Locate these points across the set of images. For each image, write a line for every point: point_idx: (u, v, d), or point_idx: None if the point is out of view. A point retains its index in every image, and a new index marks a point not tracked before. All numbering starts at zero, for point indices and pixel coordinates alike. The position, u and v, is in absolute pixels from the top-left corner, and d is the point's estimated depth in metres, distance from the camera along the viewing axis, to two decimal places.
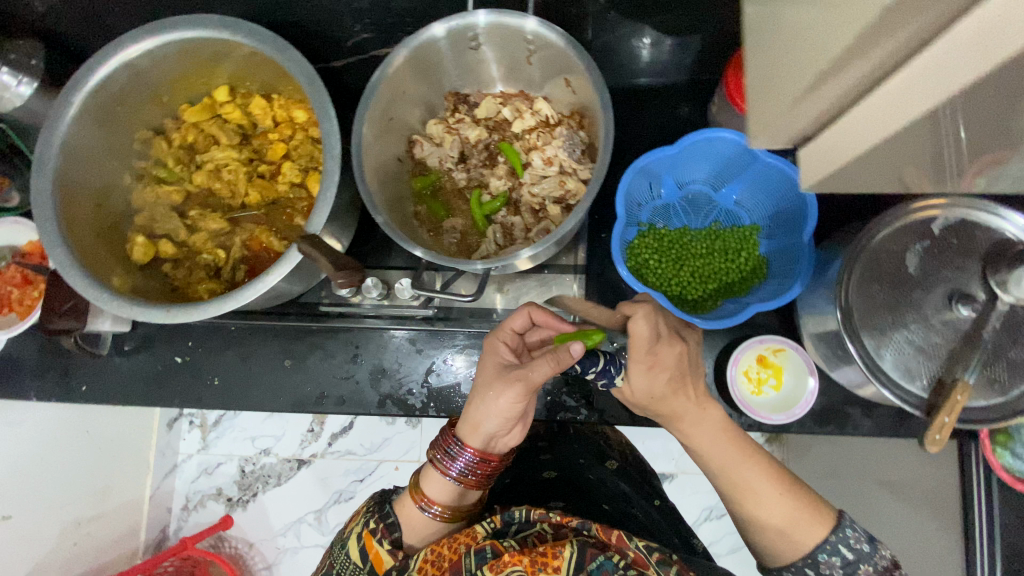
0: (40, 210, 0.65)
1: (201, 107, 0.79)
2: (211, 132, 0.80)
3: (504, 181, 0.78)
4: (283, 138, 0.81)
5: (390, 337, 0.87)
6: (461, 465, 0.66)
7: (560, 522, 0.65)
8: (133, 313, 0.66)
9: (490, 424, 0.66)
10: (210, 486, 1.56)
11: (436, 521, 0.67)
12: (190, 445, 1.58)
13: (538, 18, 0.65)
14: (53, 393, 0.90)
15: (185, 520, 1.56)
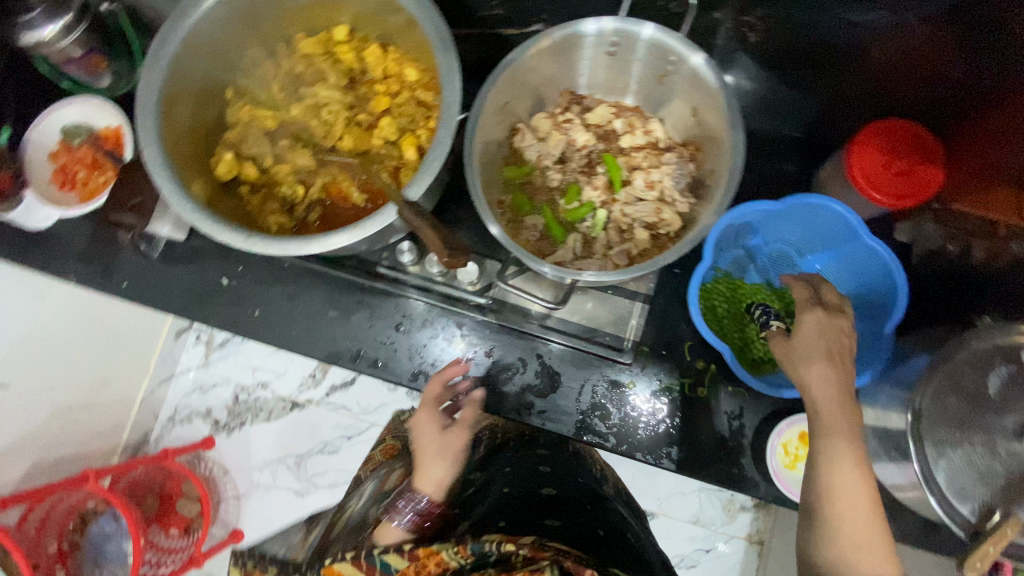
0: (144, 101, 0.64)
1: (320, 40, 0.77)
2: (321, 67, 0.78)
3: (598, 193, 0.75)
4: (390, 91, 0.79)
5: (438, 316, 0.85)
6: (418, 507, 0.69)
7: (533, 554, 0.65)
8: (209, 227, 0.64)
9: (434, 472, 0.71)
10: (201, 405, 1.53)
11: (411, 531, 0.69)
12: (192, 359, 1.54)
13: (689, 42, 0.63)
14: (94, 281, 0.89)
15: (168, 431, 1.52)
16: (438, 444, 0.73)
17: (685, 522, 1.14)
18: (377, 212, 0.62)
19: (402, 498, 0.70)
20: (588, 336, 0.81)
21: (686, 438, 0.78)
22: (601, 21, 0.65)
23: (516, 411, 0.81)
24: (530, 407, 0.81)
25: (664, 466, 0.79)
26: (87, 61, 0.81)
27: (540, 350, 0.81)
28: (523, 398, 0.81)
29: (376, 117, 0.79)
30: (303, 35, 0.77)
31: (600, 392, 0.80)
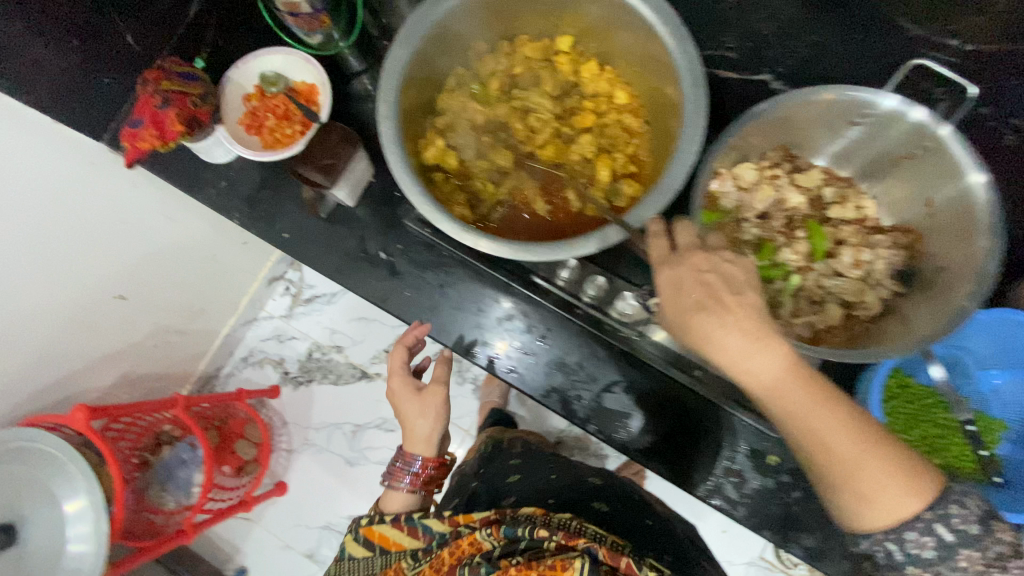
0: (389, 79, 0.66)
1: (542, 47, 0.78)
2: (538, 73, 0.78)
3: (798, 258, 0.72)
4: (599, 110, 0.78)
5: (584, 338, 0.83)
6: (415, 467, 0.80)
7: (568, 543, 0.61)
8: (431, 215, 0.66)
9: (422, 427, 0.80)
10: (275, 352, 1.62)
11: (411, 493, 0.80)
12: (276, 308, 1.63)
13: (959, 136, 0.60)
14: (256, 226, 0.92)
15: (239, 369, 1.63)
16: (413, 418, 0.80)
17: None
18: (599, 232, 0.62)
19: (399, 461, 0.81)
20: (736, 399, 0.77)
21: (810, 524, 0.77)
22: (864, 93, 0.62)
23: (643, 453, 0.79)
24: (658, 452, 0.79)
25: (760, 533, 0.79)
26: (315, 19, 0.80)
27: (683, 399, 0.79)
28: (654, 442, 0.79)
29: (578, 132, 0.79)
30: (527, 38, 0.77)
31: (735, 457, 0.78)
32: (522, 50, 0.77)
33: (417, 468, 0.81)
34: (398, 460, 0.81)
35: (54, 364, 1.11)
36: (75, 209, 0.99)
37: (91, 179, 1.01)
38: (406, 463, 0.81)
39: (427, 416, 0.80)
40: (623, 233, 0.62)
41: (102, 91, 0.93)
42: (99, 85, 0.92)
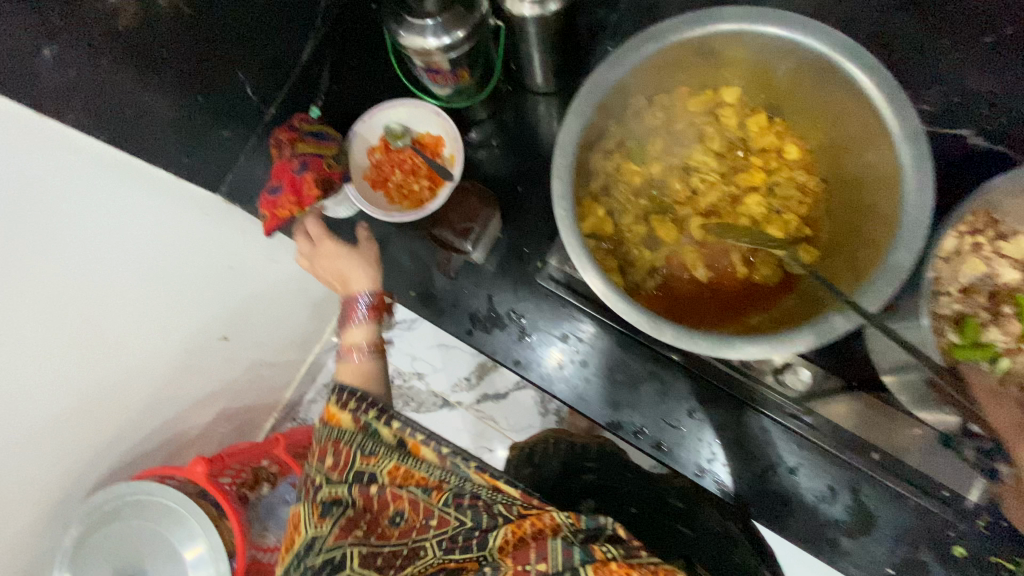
0: (564, 156, 0.61)
1: (703, 100, 0.70)
2: (700, 132, 0.71)
3: (1009, 339, 0.64)
4: (768, 167, 0.70)
5: (742, 413, 0.77)
6: (360, 306, 0.79)
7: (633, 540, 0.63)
8: (614, 302, 0.59)
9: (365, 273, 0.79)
10: None
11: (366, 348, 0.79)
12: None
13: None
14: (380, 283, 0.89)
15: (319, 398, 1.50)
16: (350, 266, 0.79)
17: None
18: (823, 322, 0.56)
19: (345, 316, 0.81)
20: (918, 485, 0.72)
21: None
22: None
23: (815, 543, 0.74)
24: (833, 543, 0.73)
25: None
26: (453, 75, 0.77)
27: (857, 485, 0.73)
28: (826, 532, 0.73)
29: (742, 191, 0.70)
30: (688, 90, 0.70)
31: (917, 548, 0.72)
32: (682, 108, 0.70)
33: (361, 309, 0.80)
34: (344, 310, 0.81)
35: (162, 408, 0.99)
36: (188, 252, 0.89)
37: (197, 232, 0.90)
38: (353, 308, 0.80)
39: (336, 254, 0.79)
40: (848, 325, 0.56)
41: (223, 145, 0.91)
42: (218, 139, 0.90)
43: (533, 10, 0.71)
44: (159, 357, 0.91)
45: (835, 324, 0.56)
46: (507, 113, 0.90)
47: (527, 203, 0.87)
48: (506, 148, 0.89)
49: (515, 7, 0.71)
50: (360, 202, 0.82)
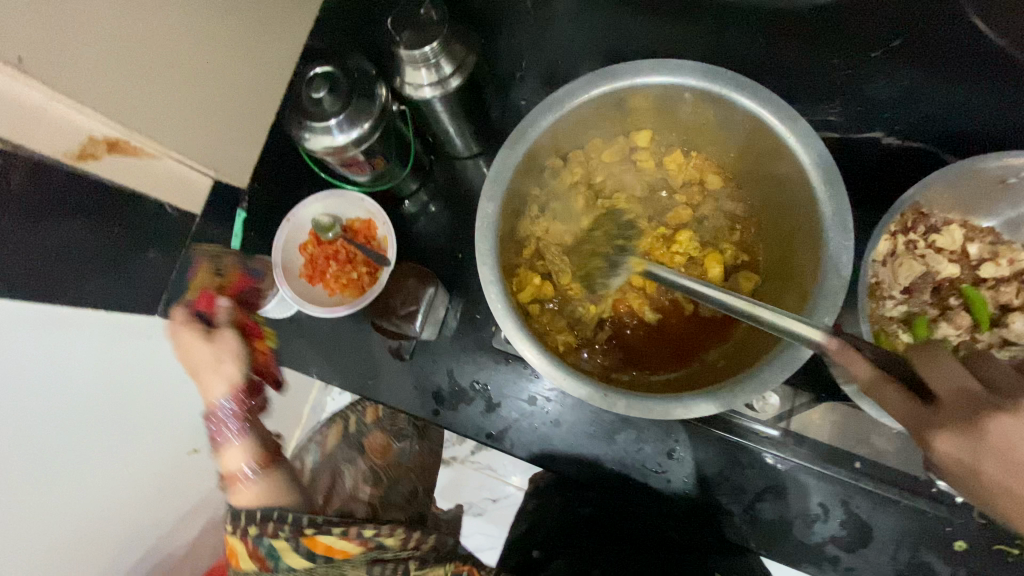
0: (482, 239, 0.59)
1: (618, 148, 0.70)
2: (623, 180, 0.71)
3: (962, 333, 0.63)
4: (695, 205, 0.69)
5: (721, 445, 0.75)
6: (224, 412, 0.75)
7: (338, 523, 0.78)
8: (562, 378, 0.57)
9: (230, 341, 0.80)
10: None
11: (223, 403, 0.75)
12: None
13: None
14: (338, 376, 0.87)
15: None
16: (208, 366, 0.75)
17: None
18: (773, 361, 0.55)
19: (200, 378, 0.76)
20: (905, 486, 0.71)
21: None
22: (1018, 155, 0.57)
23: (816, 564, 0.73)
24: (834, 561, 0.72)
25: None
26: (368, 163, 0.76)
27: (847, 497, 0.72)
28: (826, 551, 0.72)
29: (674, 230, 0.70)
30: (601, 140, 0.69)
31: (919, 550, 0.71)
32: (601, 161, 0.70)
33: (226, 411, 0.75)
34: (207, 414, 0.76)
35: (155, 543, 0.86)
36: (127, 380, 0.77)
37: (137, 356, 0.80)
38: (214, 412, 0.76)
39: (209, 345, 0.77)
40: (798, 360, 0.55)
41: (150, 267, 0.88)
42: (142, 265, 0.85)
43: (434, 91, 0.69)
44: (136, 495, 0.80)
45: (779, 364, 0.55)
46: (436, 182, 0.89)
47: (470, 269, 0.86)
48: (440, 218, 0.88)
49: (416, 92, 0.70)
50: (299, 303, 0.79)
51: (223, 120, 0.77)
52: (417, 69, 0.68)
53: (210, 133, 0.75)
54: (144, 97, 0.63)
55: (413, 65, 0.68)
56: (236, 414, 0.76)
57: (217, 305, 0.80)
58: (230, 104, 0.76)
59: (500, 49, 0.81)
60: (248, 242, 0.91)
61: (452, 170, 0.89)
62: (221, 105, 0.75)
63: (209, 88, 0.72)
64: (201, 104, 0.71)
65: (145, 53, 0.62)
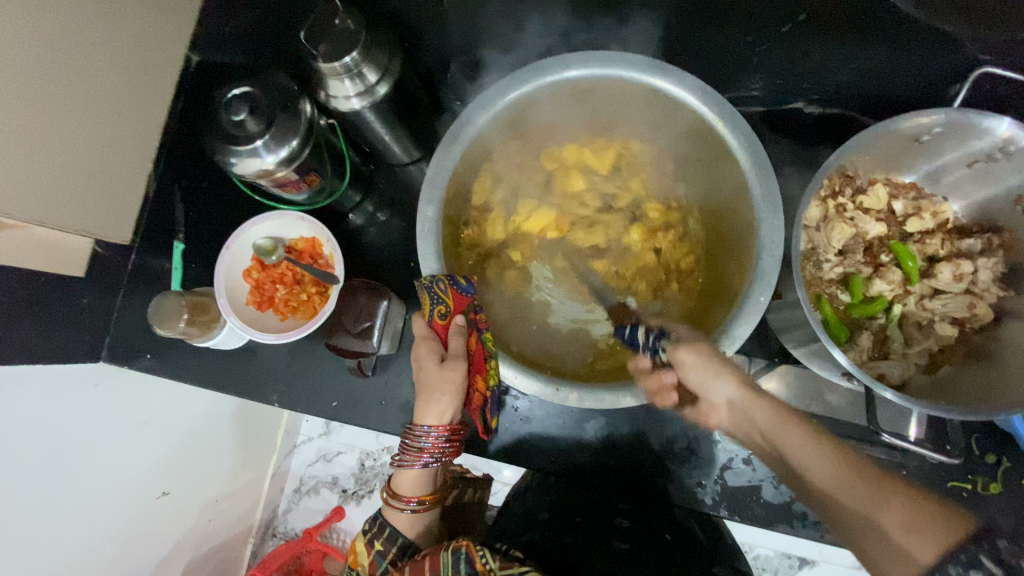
0: (425, 245, 0.58)
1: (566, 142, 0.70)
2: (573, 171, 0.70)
3: (894, 287, 0.66)
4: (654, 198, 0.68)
5: (685, 421, 0.77)
6: (423, 442, 0.60)
7: (445, 448, 0.61)
8: (510, 373, 0.58)
9: (446, 400, 0.59)
10: (325, 474, 1.24)
11: (420, 506, 0.64)
12: (312, 427, 1.26)
13: None
14: (299, 400, 0.85)
15: (296, 504, 1.25)
16: (435, 390, 0.59)
17: (848, 566, 1.04)
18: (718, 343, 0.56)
19: (406, 439, 0.61)
20: (862, 438, 0.74)
21: None
22: (928, 115, 0.58)
23: (787, 522, 0.75)
24: (804, 517, 0.74)
25: None
26: (304, 181, 0.73)
27: None
28: (795, 508, 0.75)
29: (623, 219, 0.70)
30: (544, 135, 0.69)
31: None
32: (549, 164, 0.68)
33: (425, 443, 0.60)
34: (406, 430, 0.61)
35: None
36: (85, 432, 0.74)
37: (79, 408, 0.75)
38: (415, 433, 0.60)
39: (434, 374, 0.58)
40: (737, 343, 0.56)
41: (87, 312, 0.84)
42: (78, 309, 0.82)
43: (362, 101, 0.68)
44: (109, 536, 0.77)
45: (727, 343, 0.56)
46: (380, 192, 0.87)
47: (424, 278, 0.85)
48: (388, 229, 0.86)
49: (343, 104, 0.68)
50: (248, 331, 0.76)
51: (98, 173, 0.75)
52: (340, 81, 0.66)
53: (89, 199, 0.74)
54: (31, 180, 0.64)
55: (336, 78, 0.66)
56: (436, 450, 0.60)
57: (454, 323, 0.59)
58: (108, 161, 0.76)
59: (429, 52, 0.80)
60: (189, 274, 0.87)
61: (395, 179, 0.87)
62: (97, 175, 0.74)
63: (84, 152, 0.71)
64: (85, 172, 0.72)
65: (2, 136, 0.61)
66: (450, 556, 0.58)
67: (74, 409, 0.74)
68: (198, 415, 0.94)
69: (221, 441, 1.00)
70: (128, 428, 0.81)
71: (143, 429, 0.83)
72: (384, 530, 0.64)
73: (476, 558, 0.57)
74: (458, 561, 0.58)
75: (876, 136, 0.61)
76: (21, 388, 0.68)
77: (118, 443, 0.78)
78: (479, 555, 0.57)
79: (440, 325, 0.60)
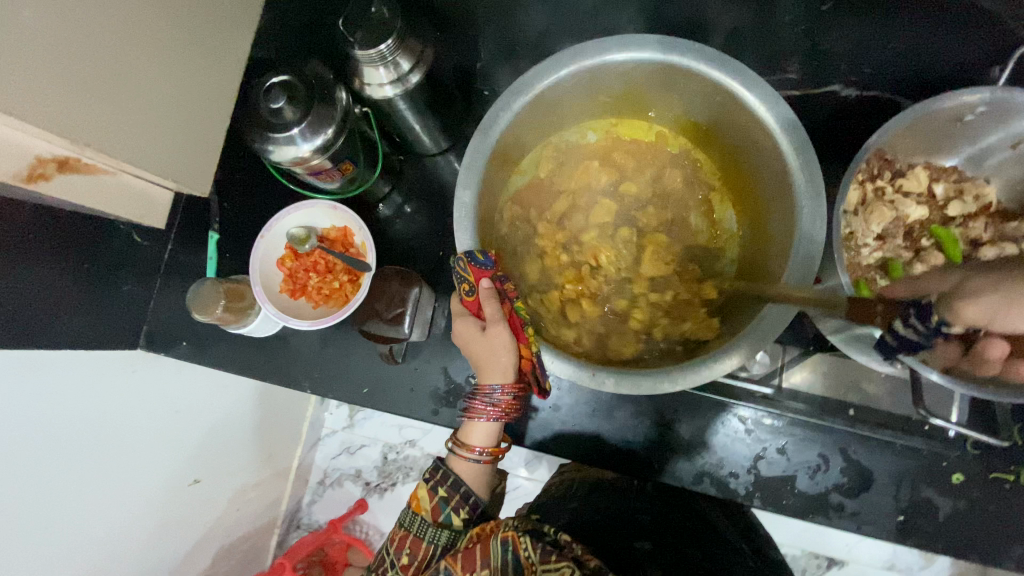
0: (461, 227, 0.58)
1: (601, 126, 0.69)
2: (614, 161, 0.69)
3: (935, 273, 0.65)
4: None
5: (716, 409, 0.76)
6: (494, 398, 0.60)
7: (509, 406, 0.60)
8: (547, 358, 0.57)
9: (500, 359, 0.59)
10: (350, 467, 1.26)
11: (490, 463, 0.63)
12: (337, 421, 1.27)
13: None
14: (329, 387, 0.86)
15: (320, 496, 1.26)
16: (488, 355, 0.59)
17: (878, 567, 1.02)
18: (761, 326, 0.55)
19: (473, 393, 0.61)
20: (898, 428, 0.73)
21: (1016, 534, 0.71)
22: (974, 94, 0.57)
23: (822, 513, 0.73)
24: (839, 509, 0.73)
25: (966, 561, 0.72)
26: (337, 171, 0.74)
27: (844, 444, 0.74)
28: (830, 500, 0.73)
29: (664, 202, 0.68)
30: (578, 119, 0.69)
31: (916, 488, 0.73)
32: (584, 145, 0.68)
33: (496, 398, 0.60)
34: (473, 390, 0.61)
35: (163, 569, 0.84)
36: (123, 419, 0.76)
37: (117, 395, 0.77)
38: (483, 395, 0.60)
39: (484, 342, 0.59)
40: (776, 329, 0.54)
41: (125, 300, 0.86)
42: (116, 298, 0.84)
43: (395, 89, 0.69)
44: (144, 521, 0.79)
45: (768, 330, 0.54)
46: (409, 183, 0.88)
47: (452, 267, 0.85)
48: (417, 219, 0.87)
49: (377, 91, 0.69)
50: (283, 318, 0.77)
51: (195, 139, 0.73)
52: (375, 68, 0.67)
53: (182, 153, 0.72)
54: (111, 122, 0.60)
55: (371, 66, 0.66)
56: (505, 408, 0.60)
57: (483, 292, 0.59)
58: (199, 111, 0.73)
59: (461, 43, 0.80)
60: (222, 263, 0.89)
61: (424, 170, 0.88)
62: (188, 131, 0.72)
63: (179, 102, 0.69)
64: (171, 125, 0.69)
65: (104, 76, 0.58)
66: (499, 546, 0.55)
67: (114, 396, 0.77)
68: (231, 404, 0.96)
69: (249, 433, 1.01)
70: (165, 416, 0.83)
71: (178, 417, 0.85)
72: (448, 477, 0.62)
73: (524, 545, 0.55)
74: (506, 552, 0.55)
75: (925, 115, 0.59)
76: (63, 377, 0.70)
77: (154, 429, 0.81)
78: (525, 540, 0.55)
79: (471, 298, 0.61)
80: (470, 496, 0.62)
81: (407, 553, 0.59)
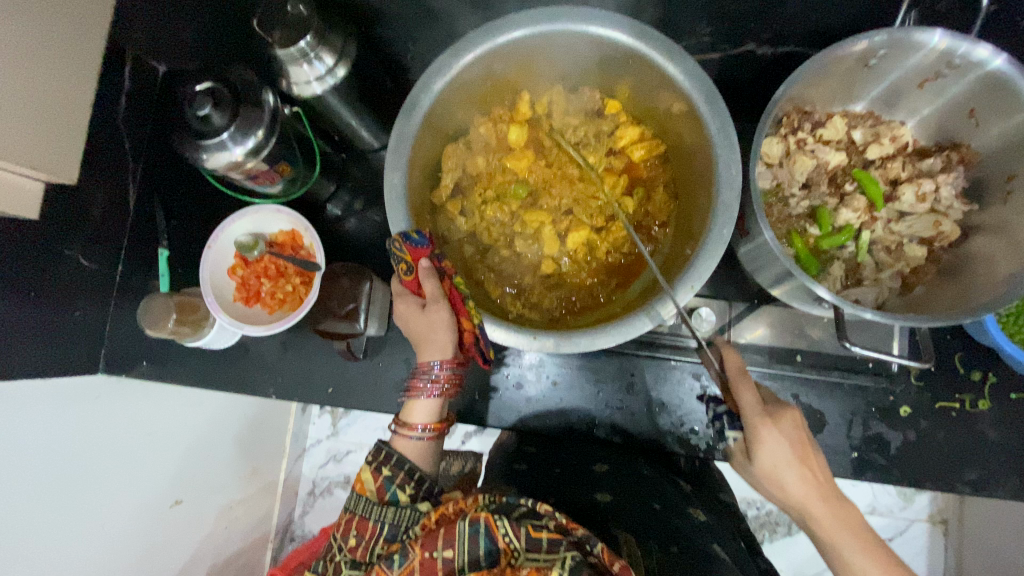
0: (397, 211, 0.60)
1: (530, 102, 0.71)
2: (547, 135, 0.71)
3: (860, 215, 0.67)
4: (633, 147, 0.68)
5: (672, 369, 0.78)
6: (433, 374, 0.61)
7: (448, 379, 0.62)
8: (490, 328, 0.59)
9: (439, 334, 0.60)
10: (338, 474, 1.26)
11: (433, 439, 0.64)
12: (320, 431, 1.27)
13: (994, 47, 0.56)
14: (296, 390, 0.86)
15: (312, 507, 1.26)
16: (429, 332, 0.61)
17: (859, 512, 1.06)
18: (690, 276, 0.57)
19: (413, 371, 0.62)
20: (846, 368, 0.75)
21: (967, 455, 0.74)
22: (872, 36, 0.59)
23: None
24: None
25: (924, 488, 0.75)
26: (275, 171, 0.75)
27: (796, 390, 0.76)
28: None
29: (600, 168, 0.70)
30: (506, 98, 0.70)
31: (869, 424, 0.75)
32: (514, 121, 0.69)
33: (437, 374, 0.61)
34: (414, 368, 0.62)
35: None
36: (89, 444, 0.75)
37: (84, 419, 0.77)
38: (423, 371, 0.62)
39: (427, 322, 0.60)
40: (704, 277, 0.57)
41: (81, 327, 0.84)
42: (73, 323, 0.83)
43: (322, 85, 0.69)
44: (126, 542, 0.78)
45: (695, 277, 0.57)
46: (355, 181, 0.89)
47: None
48: (366, 215, 0.88)
49: (304, 89, 0.69)
50: (239, 326, 0.77)
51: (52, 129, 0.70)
52: (299, 66, 0.67)
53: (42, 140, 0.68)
54: None
55: (294, 64, 0.67)
56: (446, 383, 0.62)
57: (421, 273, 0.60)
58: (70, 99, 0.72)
59: (389, 36, 0.82)
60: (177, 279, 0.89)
61: (368, 166, 0.89)
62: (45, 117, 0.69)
63: (43, 87, 0.67)
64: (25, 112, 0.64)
65: None
66: (472, 529, 0.55)
67: (80, 420, 0.76)
68: (204, 421, 0.95)
69: (227, 447, 1.00)
70: (134, 437, 0.82)
71: (150, 439, 0.84)
72: (391, 457, 0.63)
73: (499, 530, 0.55)
74: (479, 535, 0.55)
75: (830, 62, 0.61)
76: (25, 404, 0.69)
77: (124, 452, 0.80)
78: (504, 523, 0.55)
79: (411, 280, 0.62)
80: (417, 473, 0.63)
81: (354, 535, 0.60)
